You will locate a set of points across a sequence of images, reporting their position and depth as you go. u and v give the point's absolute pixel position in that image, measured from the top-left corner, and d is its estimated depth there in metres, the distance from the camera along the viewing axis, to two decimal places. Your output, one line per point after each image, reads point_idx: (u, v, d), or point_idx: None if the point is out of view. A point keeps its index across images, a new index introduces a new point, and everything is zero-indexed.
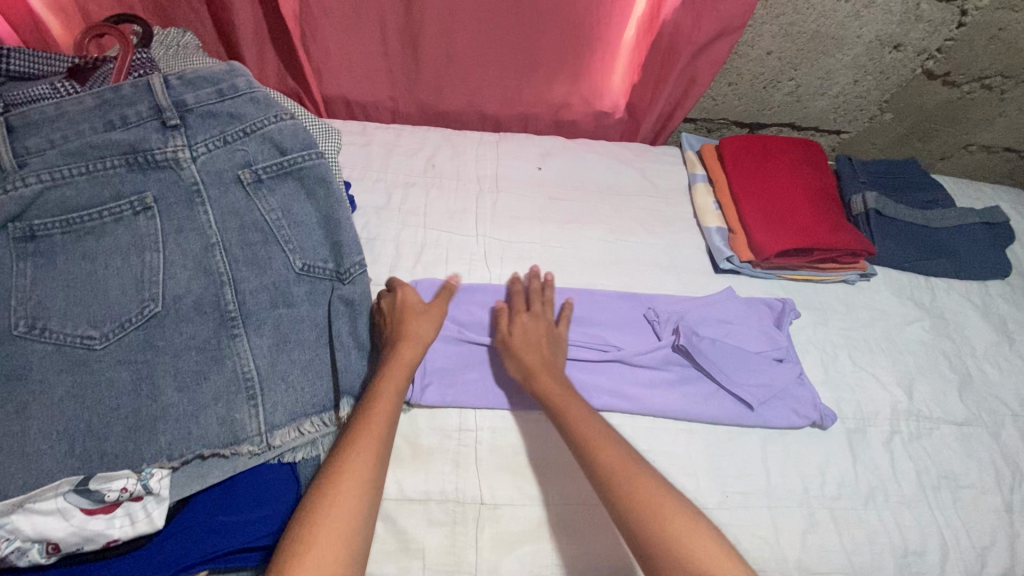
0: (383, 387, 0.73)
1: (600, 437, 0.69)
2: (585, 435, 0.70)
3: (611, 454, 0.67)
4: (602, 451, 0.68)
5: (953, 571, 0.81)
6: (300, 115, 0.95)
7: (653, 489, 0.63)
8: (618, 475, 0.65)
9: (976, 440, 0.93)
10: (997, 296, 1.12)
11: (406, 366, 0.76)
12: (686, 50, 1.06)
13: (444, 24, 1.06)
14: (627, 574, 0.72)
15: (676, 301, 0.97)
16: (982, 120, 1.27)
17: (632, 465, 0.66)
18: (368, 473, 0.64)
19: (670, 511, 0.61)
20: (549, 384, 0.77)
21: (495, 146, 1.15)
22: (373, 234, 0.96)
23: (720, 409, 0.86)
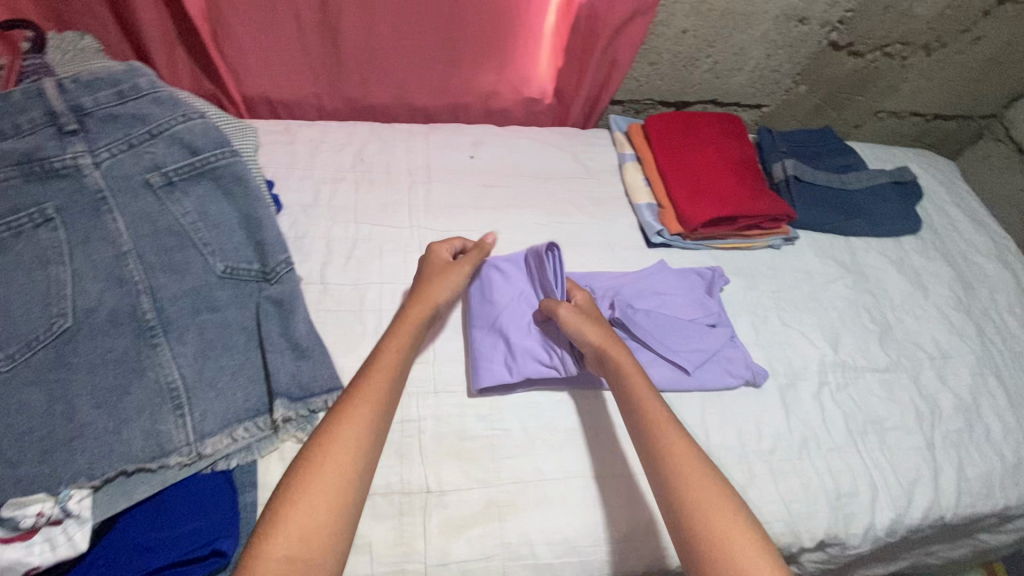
0: (392, 350, 0.74)
1: (650, 397, 0.73)
2: (635, 389, 0.74)
3: (658, 414, 0.71)
4: (652, 410, 0.71)
5: (881, 507, 0.86)
6: (213, 115, 0.91)
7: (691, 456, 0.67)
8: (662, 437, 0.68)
9: (897, 384, 0.99)
10: (911, 251, 1.20)
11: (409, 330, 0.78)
12: (604, 32, 1.08)
13: (363, 16, 1.04)
14: (635, 535, 0.76)
15: (612, 277, 0.99)
16: (888, 87, 1.35)
17: (682, 431, 0.69)
18: (368, 435, 0.65)
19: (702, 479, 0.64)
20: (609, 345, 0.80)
21: (425, 137, 1.13)
22: (302, 232, 0.94)
23: (657, 376, 0.88)
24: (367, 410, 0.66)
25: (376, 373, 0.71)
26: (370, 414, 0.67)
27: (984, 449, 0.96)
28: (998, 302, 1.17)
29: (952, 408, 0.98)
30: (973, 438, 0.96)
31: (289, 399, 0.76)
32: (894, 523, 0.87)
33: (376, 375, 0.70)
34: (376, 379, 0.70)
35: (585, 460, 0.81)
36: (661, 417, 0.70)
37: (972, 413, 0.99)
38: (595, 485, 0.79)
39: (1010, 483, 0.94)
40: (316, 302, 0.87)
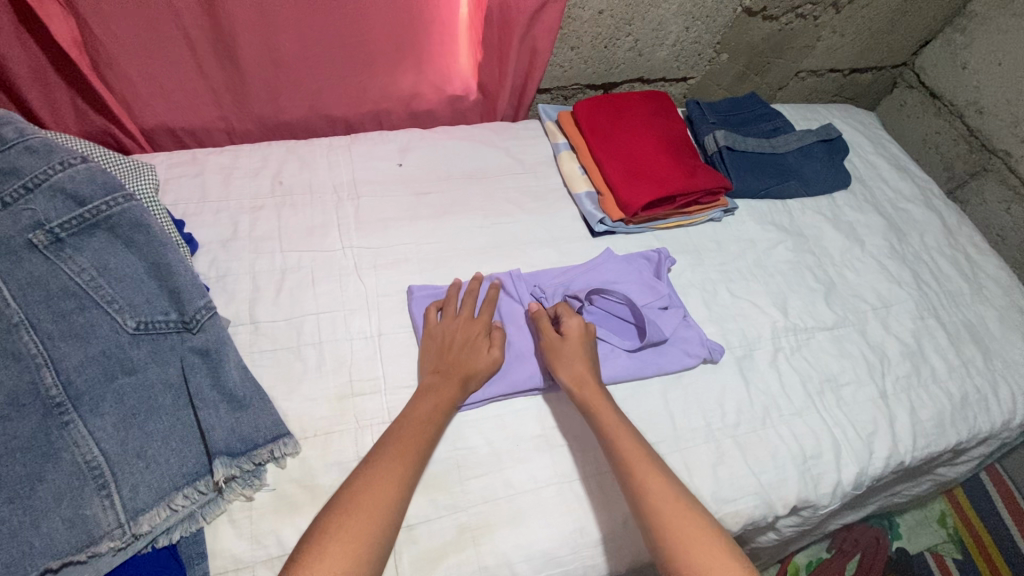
0: (419, 412, 0.73)
1: (628, 439, 0.72)
2: (613, 433, 0.73)
3: (639, 459, 0.70)
4: (631, 457, 0.70)
5: (845, 463, 0.88)
6: (102, 155, 0.82)
7: (672, 501, 0.66)
8: (644, 481, 0.68)
9: (846, 339, 1.01)
10: (844, 206, 1.23)
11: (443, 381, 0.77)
12: (519, 21, 1.04)
13: (260, 27, 0.96)
14: (611, 539, 0.74)
15: (561, 272, 0.96)
16: (805, 46, 1.37)
17: (660, 475, 0.69)
18: (385, 512, 0.63)
19: (689, 523, 0.64)
20: (592, 392, 0.78)
21: (347, 149, 1.06)
22: (224, 270, 0.87)
23: (618, 367, 0.87)
24: (383, 485, 0.65)
25: (406, 436, 0.70)
26: (391, 487, 0.65)
27: (933, 389, 0.99)
28: (928, 244, 1.22)
29: (899, 354, 1.02)
30: (922, 381, 1.00)
31: (229, 456, 0.70)
32: (860, 476, 0.89)
33: (401, 446, 0.69)
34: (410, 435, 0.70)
35: (554, 465, 0.79)
36: (641, 464, 0.69)
37: (918, 356, 1.02)
38: (567, 491, 0.77)
39: (959, 418, 0.99)
40: (248, 345, 0.81)
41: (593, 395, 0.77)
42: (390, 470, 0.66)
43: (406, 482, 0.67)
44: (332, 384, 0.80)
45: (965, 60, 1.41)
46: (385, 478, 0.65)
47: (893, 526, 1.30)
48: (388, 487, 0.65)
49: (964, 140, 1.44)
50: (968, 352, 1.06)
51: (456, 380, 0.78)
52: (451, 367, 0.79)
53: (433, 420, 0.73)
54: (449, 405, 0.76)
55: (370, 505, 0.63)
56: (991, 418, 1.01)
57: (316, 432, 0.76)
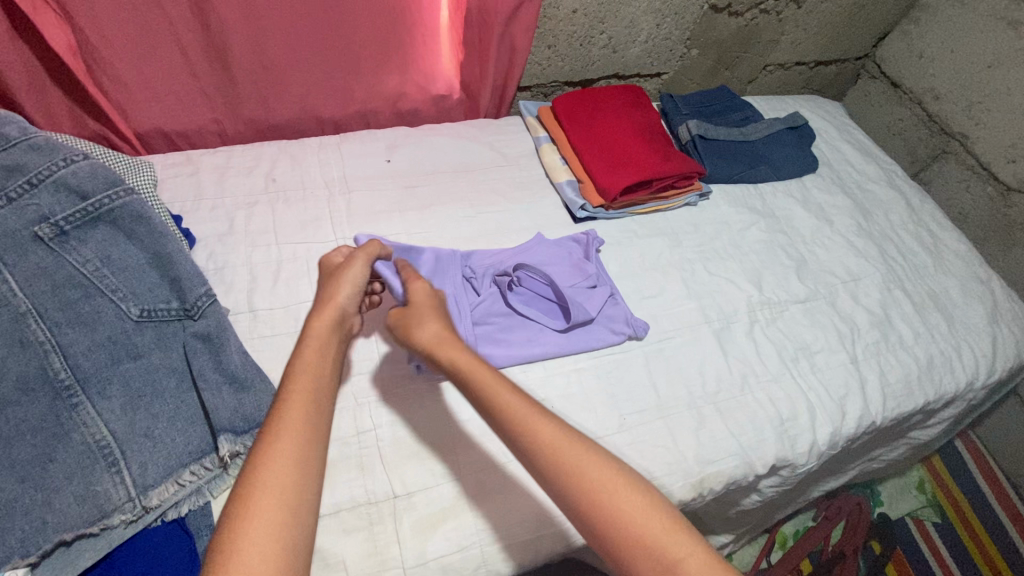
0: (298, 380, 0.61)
1: (531, 412, 0.62)
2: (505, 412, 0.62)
3: (549, 440, 0.60)
4: (539, 436, 0.60)
5: (820, 424, 0.93)
6: (100, 154, 0.86)
7: (606, 484, 0.58)
8: (571, 469, 0.58)
9: (818, 310, 1.07)
10: (812, 188, 1.29)
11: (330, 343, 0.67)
12: (497, 21, 1.09)
13: (250, 32, 1.01)
14: None
15: (493, 254, 0.98)
16: (771, 41, 1.44)
17: (582, 448, 0.60)
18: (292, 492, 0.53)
19: (629, 503, 0.57)
20: (457, 351, 0.68)
21: (337, 146, 1.10)
22: (222, 262, 0.90)
23: (547, 345, 0.90)
24: (280, 475, 0.53)
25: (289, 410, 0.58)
26: (289, 472, 0.54)
27: (900, 354, 1.05)
28: (893, 222, 1.28)
29: (868, 323, 1.07)
30: (890, 346, 1.06)
31: (233, 433, 0.74)
32: (834, 437, 0.94)
33: (287, 418, 0.57)
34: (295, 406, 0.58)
35: None
36: (548, 445, 0.59)
37: (886, 325, 1.08)
38: None
39: (926, 381, 1.04)
40: (247, 332, 0.84)
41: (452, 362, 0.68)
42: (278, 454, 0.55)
43: (307, 459, 0.56)
44: None
45: (920, 50, 1.49)
46: (279, 468, 0.54)
47: (875, 494, 1.35)
48: (287, 470, 0.54)
49: (924, 125, 1.52)
50: (932, 319, 1.12)
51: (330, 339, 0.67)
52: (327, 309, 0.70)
53: (318, 384, 0.62)
54: (331, 373, 0.64)
55: (270, 508, 0.51)
56: (956, 379, 1.07)
57: None
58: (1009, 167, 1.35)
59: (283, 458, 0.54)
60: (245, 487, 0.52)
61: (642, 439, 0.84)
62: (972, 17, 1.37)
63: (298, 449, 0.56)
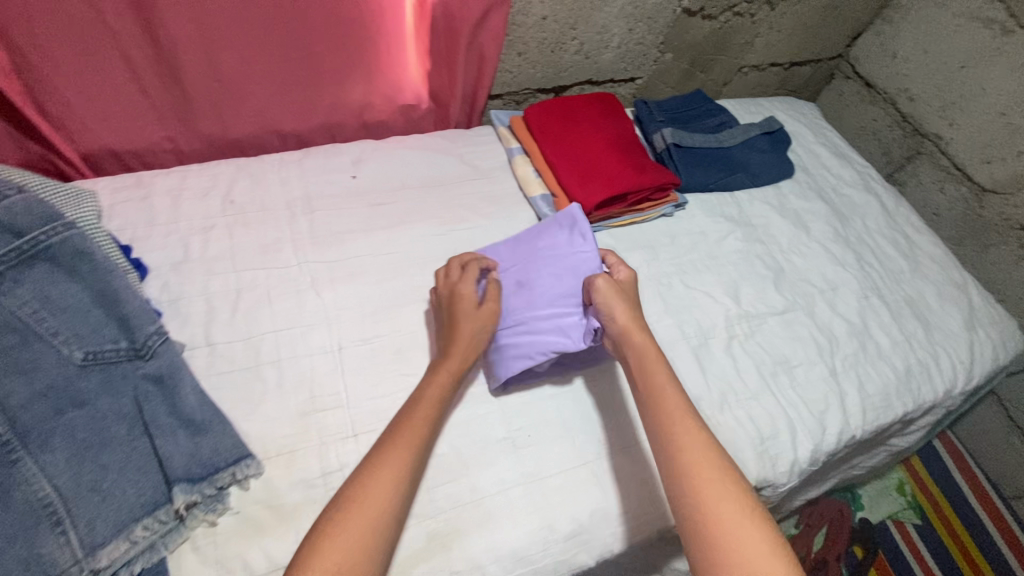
0: (429, 392, 0.73)
1: (682, 419, 0.69)
2: (671, 413, 0.70)
3: (693, 445, 0.67)
4: (685, 441, 0.67)
5: (800, 441, 0.92)
6: (34, 182, 0.79)
7: (720, 492, 0.63)
8: (695, 472, 0.64)
9: (796, 322, 1.06)
10: (789, 194, 1.28)
11: (451, 371, 0.77)
12: (463, 29, 1.05)
13: (202, 46, 0.95)
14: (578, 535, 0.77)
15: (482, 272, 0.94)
16: (744, 43, 1.42)
17: (717, 460, 0.65)
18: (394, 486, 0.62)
19: (733, 516, 0.61)
20: (641, 343, 0.78)
21: (299, 163, 1.05)
22: (176, 293, 0.85)
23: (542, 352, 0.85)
24: (386, 487, 0.62)
25: (413, 420, 0.69)
26: (395, 480, 0.63)
27: (879, 364, 1.05)
28: (869, 227, 1.28)
29: (847, 333, 1.07)
30: (868, 357, 1.05)
31: (188, 483, 0.70)
32: (815, 453, 0.93)
33: (410, 427, 0.68)
34: (419, 418, 0.69)
35: (521, 466, 0.80)
36: (694, 454, 0.66)
37: (864, 334, 1.08)
38: (534, 490, 0.79)
39: (904, 390, 1.04)
40: (205, 369, 0.80)
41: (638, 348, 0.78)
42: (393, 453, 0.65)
43: (415, 467, 0.65)
44: (294, 402, 0.80)
45: (894, 50, 1.49)
46: (386, 480, 0.62)
47: (856, 498, 1.35)
48: (388, 485, 0.62)
49: (899, 126, 1.52)
50: (910, 326, 1.12)
51: (460, 358, 0.78)
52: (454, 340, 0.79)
53: (424, 429, 0.69)
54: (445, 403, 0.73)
55: (370, 513, 0.59)
56: (934, 387, 1.07)
57: (280, 451, 0.76)
58: (983, 168, 1.36)
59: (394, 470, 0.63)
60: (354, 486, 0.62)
61: (620, 466, 0.82)
62: (945, 17, 1.36)
63: (405, 467, 0.64)
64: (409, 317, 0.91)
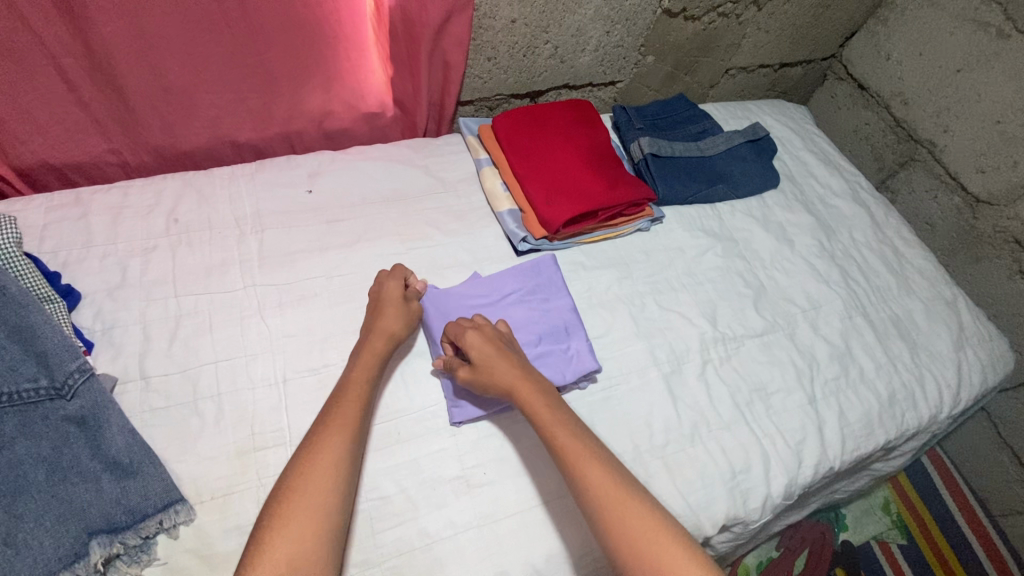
0: (332, 430, 0.69)
1: (587, 461, 0.70)
2: (562, 441, 0.72)
3: (605, 490, 0.68)
4: (584, 467, 0.69)
5: (774, 475, 0.87)
6: None
7: (644, 533, 0.65)
8: (616, 513, 0.66)
9: (776, 345, 1.01)
10: (774, 205, 1.22)
11: (354, 407, 0.72)
12: (424, 35, 0.99)
13: (141, 53, 0.89)
14: None
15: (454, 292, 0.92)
16: (730, 45, 1.36)
17: (626, 494, 0.68)
18: (318, 532, 0.62)
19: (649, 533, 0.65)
20: (530, 391, 0.76)
21: (252, 177, 1.00)
22: (111, 321, 0.80)
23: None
24: (310, 506, 0.63)
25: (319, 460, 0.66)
26: (319, 522, 0.62)
27: (861, 390, 1.00)
28: (857, 240, 1.22)
29: (828, 357, 1.02)
30: (850, 382, 1.00)
31: (107, 534, 0.66)
32: (789, 487, 0.88)
33: (320, 466, 0.66)
34: (328, 457, 0.67)
35: (475, 507, 0.76)
36: (597, 474, 0.69)
37: (846, 357, 1.03)
38: (487, 534, 0.74)
39: (887, 417, 0.99)
40: (137, 405, 0.75)
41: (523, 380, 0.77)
42: (310, 498, 0.63)
43: (335, 505, 0.64)
44: (233, 439, 0.75)
45: (888, 52, 1.42)
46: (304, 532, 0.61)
47: (840, 518, 1.31)
48: (310, 530, 0.61)
49: (892, 130, 1.46)
50: (895, 348, 1.07)
51: (381, 339, 0.80)
52: (377, 332, 0.81)
53: (347, 451, 0.68)
54: (365, 403, 0.74)
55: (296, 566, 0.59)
56: (919, 413, 1.02)
57: (214, 495, 0.71)
58: (977, 177, 1.30)
59: (313, 486, 0.64)
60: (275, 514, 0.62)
61: None
62: (940, 19, 1.30)
63: (328, 477, 0.65)
64: None
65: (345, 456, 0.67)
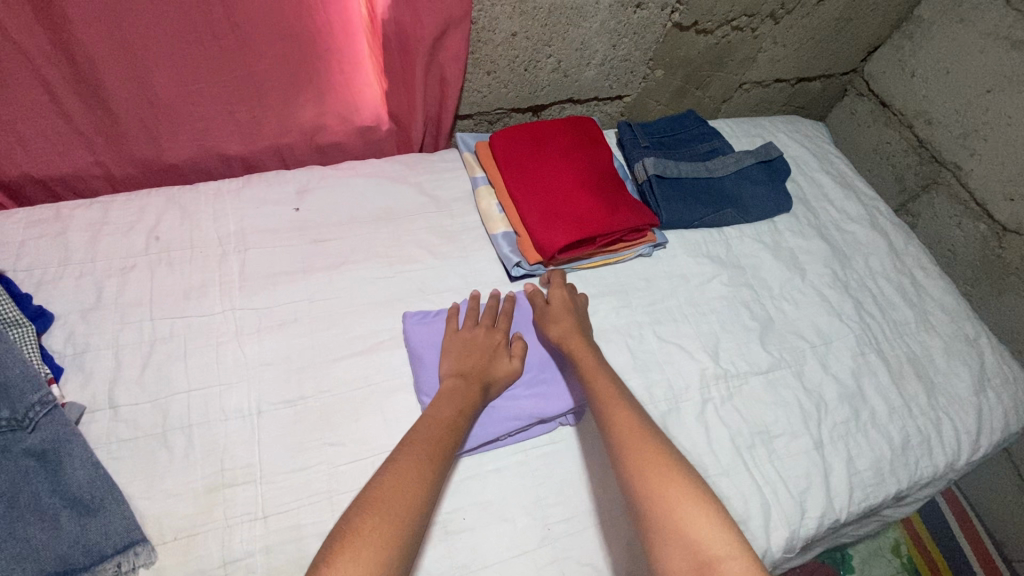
0: (438, 411, 0.73)
1: (619, 400, 0.74)
2: (603, 392, 0.75)
3: (628, 423, 0.71)
4: (618, 416, 0.72)
5: (774, 526, 0.82)
6: None
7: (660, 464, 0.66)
8: (636, 442, 0.68)
9: (781, 383, 0.95)
10: (785, 231, 1.16)
11: (461, 399, 0.75)
12: (419, 48, 0.95)
13: (126, 66, 0.86)
14: None
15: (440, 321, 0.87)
16: (744, 59, 1.30)
17: (648, 434, 0.70)
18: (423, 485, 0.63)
19: (677, 487, 0.64)
20: (580, 346, 0.83)
21: (237, 193, 0.97)
22: (82, 345, 0.77)
23: (495, 425, 0.79)
24: (404, 493, 0.61)
25: (425, 432, 0.70)
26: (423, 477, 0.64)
27: (872, 434, 0.94)
28: (872, 269, 1.16)
29: (838, 397, 0.96)
30: (860, 426, 0.94)
31: None
32: (791, 539, 0.83)
33: (425, 434, 0.69)
34: (432, 431, 0.70)
35: (451, 556, 0.71)
36: (631, 427, 0.70)
37: (857, 398, 0.97)
38: None
39: (899, 465, 0.93)
40: (103, 435, 0.72)
41: (584, 348, 0.82)
42: (415, 460, 0.65)
43: (438, 470, 0.66)
44: (200, 475, 0.72)
45: (913, 69, 1.35)
46: (405, 484, 0.62)
47: (846, 560, 1.25)
48: (417, 483, 0.63)
49: (914, 151, 1.39)
50: (910, 389, 1.00)
51: (477, 382, 0.78)
52: (471, 370, 0.79)
53: (450, 429, 0.71)
54: (455, 436, 0.71)
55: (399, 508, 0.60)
56: (934, 461, 0.95)
57: (177, 535, 0.68)
58: (1006, 206, 1.22)
59: (405, 483, 0.62)
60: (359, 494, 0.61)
61: (563, 557, 0.73)
62: (969, 36, 1.22)
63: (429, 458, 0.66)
64: (340, 375, 0.82)
65: (449, 431, 0.71)
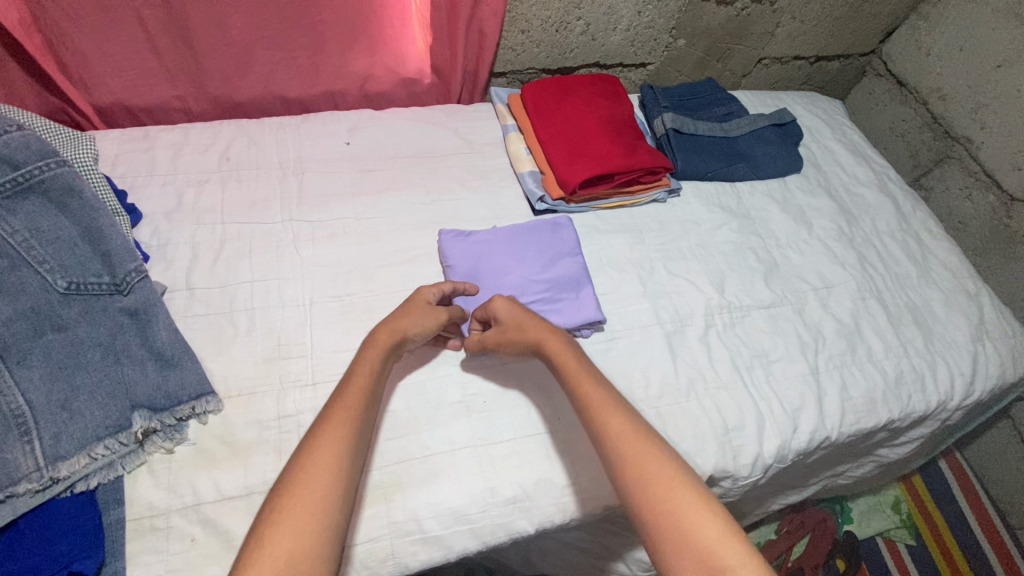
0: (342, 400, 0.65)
1: (613, 409, 0.67)
2: (599, 403, 0.68)
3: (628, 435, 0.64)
4: (614, 428, 0.65)
5: (767, 436, 0.89)
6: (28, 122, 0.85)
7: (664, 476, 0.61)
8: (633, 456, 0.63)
9: (782, 317, 1.02)
10: (795, 189, 1.23)
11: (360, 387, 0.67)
12: (463, 4, 1.06)
13: (210, 9, 0.99)
14: (519, 501, 0.77)
15: (472, 240, 0.97)
16: (764, 33, 1.37)
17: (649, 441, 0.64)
18: (327, 481, 0.58)
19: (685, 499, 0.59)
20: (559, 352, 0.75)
21: (297, 128, 1.09)
22: (165, 239, 0.90)
23: None
24: (306, 499, 0.56)
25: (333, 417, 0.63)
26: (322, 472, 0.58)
27: (867, 367, 1.00)
28: (879, 228, 1.22)
29: (835, 333, 1.03)
30: (856, 359, 1.01)
31: (148, 410, 0.74)
32: (782, 449, 0.90)
33: (335, 416, 0.63)
34: (338, 417, 0.63)
35: (471, 429, 0.81)
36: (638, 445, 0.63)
37: (854, 336, 1.03)
38: (481, 454, 0.79)
39: (892, 397, 0.99)
40: (181, 310, 0.84)
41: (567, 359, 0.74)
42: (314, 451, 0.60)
43: (335, 467, 0.59)
44: (260, 348, 0.83)
45: (928, 48, 1.40)
46: (307, 481, 0.57)
47: (845, 511, 1.31)
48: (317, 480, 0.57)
49: (928, 127, 1.44)
50: (908, 333, 1.06)
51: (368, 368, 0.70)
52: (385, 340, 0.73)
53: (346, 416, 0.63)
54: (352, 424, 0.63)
55: (303, 506, 0.56)
56: (927, 397, 1.01)
57: (241, 392, 0.80)
58: (1013, 174, 1.27)
59: (312, 480, 0.57)
60: (251, 546, 0.53)
61: (573, 440, 0.82)
62: (982, 14, 1.28)
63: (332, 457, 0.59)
64: (381, 279, 0.93)
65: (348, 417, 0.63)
